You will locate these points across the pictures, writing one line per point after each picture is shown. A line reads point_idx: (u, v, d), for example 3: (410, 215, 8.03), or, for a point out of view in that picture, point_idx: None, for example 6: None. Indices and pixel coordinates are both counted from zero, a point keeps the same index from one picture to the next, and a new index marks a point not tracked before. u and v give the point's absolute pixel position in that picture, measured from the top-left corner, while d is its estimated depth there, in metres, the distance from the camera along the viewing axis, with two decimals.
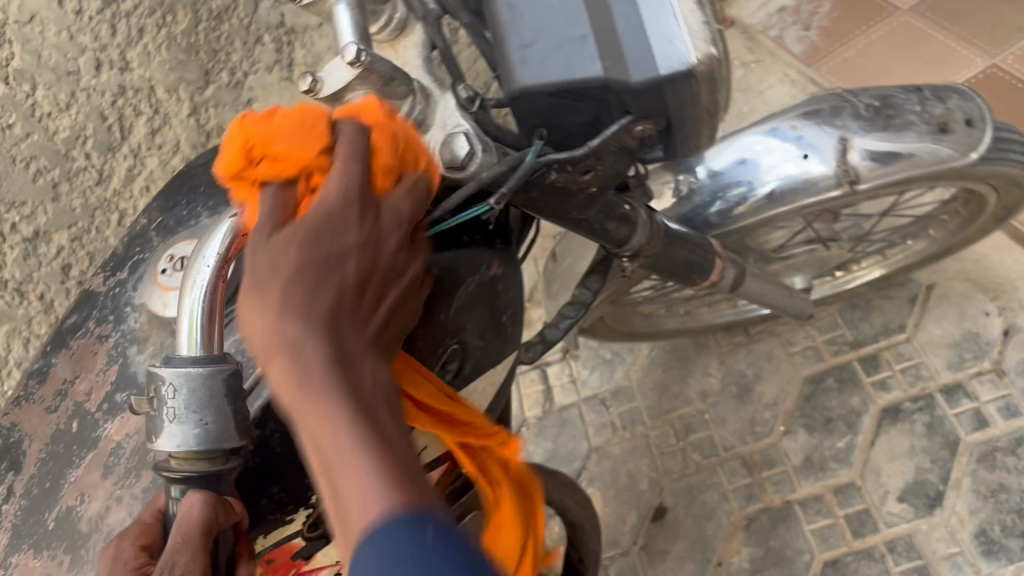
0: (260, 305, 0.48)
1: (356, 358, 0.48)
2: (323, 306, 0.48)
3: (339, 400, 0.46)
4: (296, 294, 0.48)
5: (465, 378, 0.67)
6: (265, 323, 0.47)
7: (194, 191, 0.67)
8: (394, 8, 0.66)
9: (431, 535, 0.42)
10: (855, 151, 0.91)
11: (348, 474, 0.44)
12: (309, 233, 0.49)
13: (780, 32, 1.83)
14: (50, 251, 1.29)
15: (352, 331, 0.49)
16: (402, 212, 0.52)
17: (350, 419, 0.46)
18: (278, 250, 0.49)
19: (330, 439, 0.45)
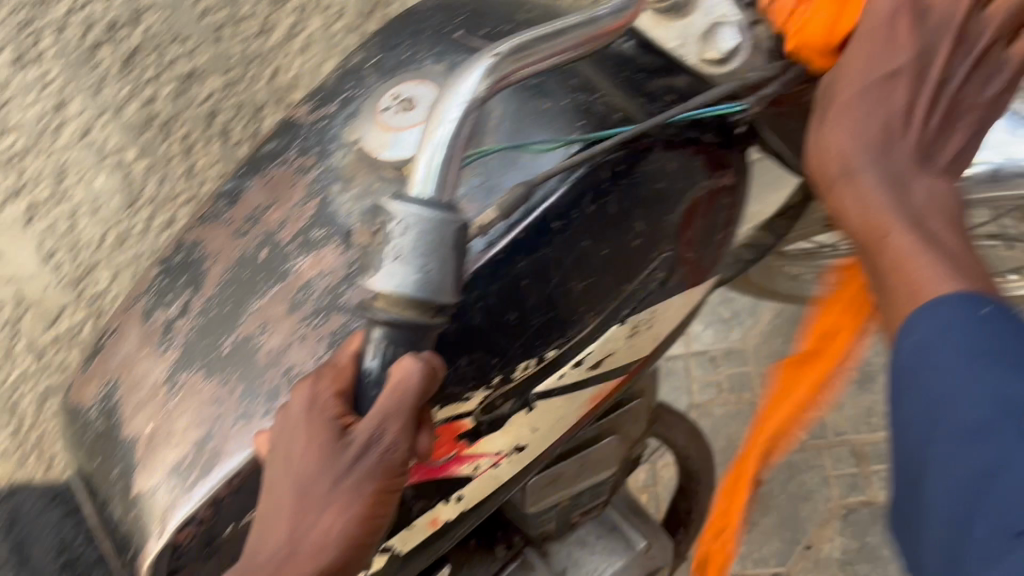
0: (832, 135, 0.53)
1: (912, 175, 0.52)
2: (885, 116, 0.52)
3: (896, 208, 0.51)
4: (859, 113, 0.53)
5: (670, 292, 0.60)
6: (835, 151, 0.53)
7: (418, 35, 0.63)
8: None
9: (989, 312, 0.47)
10: None
11: (919, 270, 0.50)
12: (861, 62, 0.53)
13: None
14: (201, 93, 1.27)
15: (901, 146, 0.52)
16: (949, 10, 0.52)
17: (904, 221, 0.51)
18: (845, 95, 0.54)
19: (894, 246, 0.51)
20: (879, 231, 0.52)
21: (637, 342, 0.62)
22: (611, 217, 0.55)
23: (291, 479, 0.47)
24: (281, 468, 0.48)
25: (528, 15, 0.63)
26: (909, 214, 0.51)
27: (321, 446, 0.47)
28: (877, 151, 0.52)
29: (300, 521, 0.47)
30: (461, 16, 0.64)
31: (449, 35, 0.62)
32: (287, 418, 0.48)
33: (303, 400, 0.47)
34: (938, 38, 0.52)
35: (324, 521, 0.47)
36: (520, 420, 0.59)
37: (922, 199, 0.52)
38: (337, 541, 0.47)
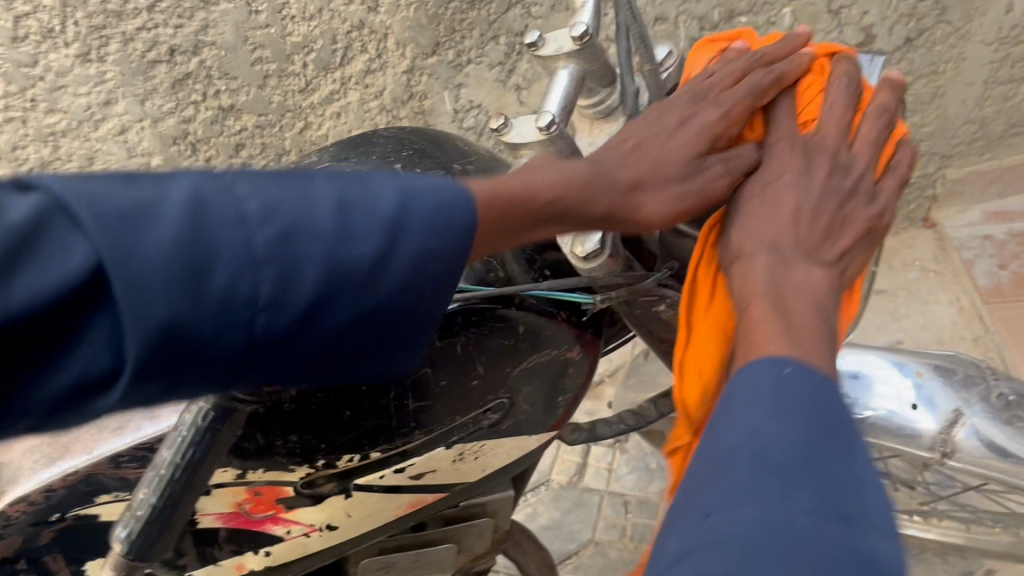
0: (751, 219, 0.60)
1: (790, 263, 0.57)
2: (780, 224, 0.59)
3: (766, 286, 0.56)
4: (760, 210, 0.60)
5: (500, 433, 0.69)
6: (752, 230, 0.59)
7: (368, 156, 0.74)
8: (612, 95, 0.68)
9: (791, 371, 0.49)
10: (964, 428, 0.88)
11: (767, 331, 0.52)
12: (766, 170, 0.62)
13: (974, 257, 1.76)
14: (234, 127, 1.42)
15: (788, 247, 0.58)
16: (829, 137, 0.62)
17: (764, 299, 0.55)
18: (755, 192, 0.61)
19: (768, 305, 0.54)
20: (749, 304, 0.56)
21: (462, 467, 0.70)
22: (456, 354, 0.64)
23: (654, 162, 0.59)
24: (649, 153, 0.60)
25: (462, 166, 0.74)
26: (777, 299, 0.55)
27: (687, 158, 0.60)
28: (771, 245, 0.58)
29: (632, 185, 0.58)
30: (407, 151, 0.75)
31: (390, 165, 0.73)
32: (664, 119, 0.62)
33: (699, 121, 0.61)
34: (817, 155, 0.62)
35: (647, 201, 0.58)
36: (335, 502, 0.67)
37: (790, 287, 0.56)
38: (632, 220, 0.58)
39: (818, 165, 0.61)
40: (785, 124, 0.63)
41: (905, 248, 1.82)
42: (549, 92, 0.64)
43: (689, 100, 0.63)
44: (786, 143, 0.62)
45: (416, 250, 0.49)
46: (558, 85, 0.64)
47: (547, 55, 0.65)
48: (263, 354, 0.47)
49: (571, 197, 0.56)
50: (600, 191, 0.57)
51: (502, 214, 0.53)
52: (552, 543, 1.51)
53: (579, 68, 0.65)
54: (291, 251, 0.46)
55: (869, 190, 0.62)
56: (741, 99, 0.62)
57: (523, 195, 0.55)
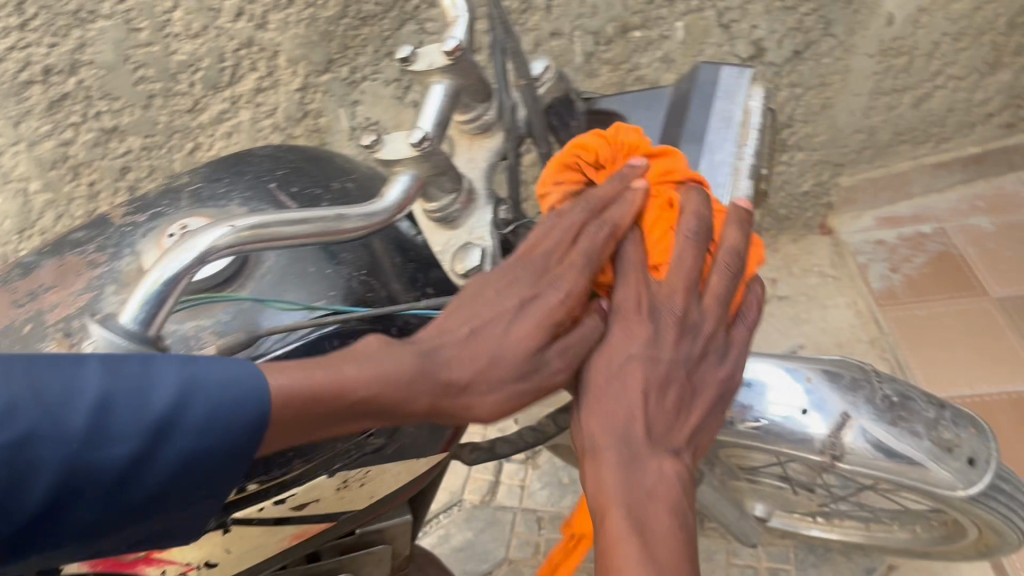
0: (602, 405, 0.58)
1: (642, 459, 0.56)
2: (632, 409, 0.57)
3: (619, 492, 0.55)
4: (604, 390, 0.58)
5: (386, 457, 0.67)
6: (600, 423, 0.58)
7: (240, 176, 0.72)
8: (488, 110, 0.67)
9: None
10: (851, 431, 0.89)
11: (622, 560, 0.52)
12: (619, 337, 0.59)
13: (869, 261, 1.81)
14: (118, 149, 1.36)
15: (639, 443, 0.57)
16: (679, 303, 0.60)
17: (618, 510, 0.54)
18: (605, 363, 0.59)
19: (618, 517, 0.54)
20: (604, 513, 0.55)
21: (348, 493, 0.67)
22: None
23: (484, 361, 0.55)
24: (470, 348, 0.55)
25: (341, 185, 0.72)
26: (627, 500, 0.55)
27: (529, 350, 0.56)
28: (621, 438, 0.57)
29: (461, 383, 0.55)
30: (282, 169, 0.73)
31: (264, 184, 0.71)
32: (503, 302, 0.57)
33: (536, 311, 0.57)
34: (667, 323, 0.60)
35: (480, 398, 0.55)
36: (214, 537, 0.64)
37: (642, 489, 0.55)
38: (467, 406, 0.55)
39: (666, 332, 0.59)
40: (634, 280, 0.61)
41: (803, 254, 1.87)
42: (423, 108, 0.62)
43: (530, 277, 0.58)
44: (634, 307, 0.60)
45: (201, 420, 0.49)
46: (432, 100, 0.62)
47: (419, 70, 0.63)
48: (27, 533, 0.47)
49: (385, 396, 0.53)
50: (424, 386, 0.54)
51: (307, 406, 0.51)
52: (466, 564, 1.49)
53: (454, 83, 0.64)
54: (26, 453, 0.45)
55: (719, 348, 0.62)
56: (579, 274, 0.58)
57: (328, 394, 0.52)
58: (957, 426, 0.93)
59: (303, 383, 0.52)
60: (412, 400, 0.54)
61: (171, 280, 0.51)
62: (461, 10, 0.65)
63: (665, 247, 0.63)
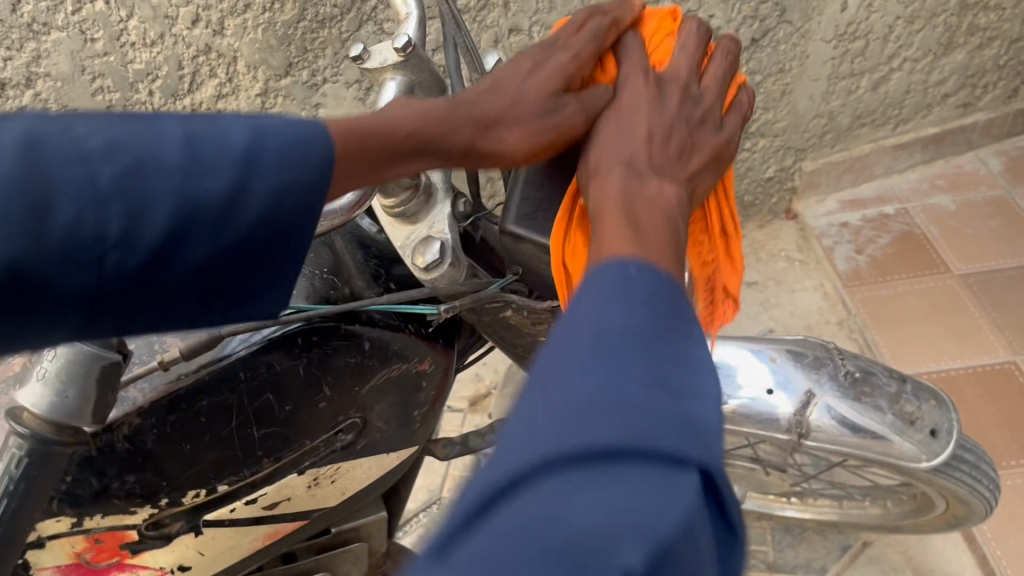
0: (608, 135, 0.56)
1: (644, 174, 0.52)
2: (635, 144, 0.55)
3: (623, 188, 0.51)
4: (612, 128, 0.56)
5: (354, 453, 0.67)
6: (605, 149, 0.55)
7: None
8: None
9: (636, 277, 0.40)
10: (816, 409, 0.92)
11: (612, 232, 0.46)
12: (626, 93, 0.58)
13: (835, 244, 1.83)
14: None
15: (642, 163, 0.53)
16: (681, 71, 0.60)
17: (614, 204, 0.49)
18: (615, 111, 0.57)
19: (617, 209, 0.49)
20: (603, 216, 0.49)
21: (319, 491, 0.68)
22: (299, 377, 0.62)
23: (505, 103, 0.57)
24: (497, 96, 0.57)
25: None
26: (629, 200, 0.50)
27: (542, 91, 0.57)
28: (624, 161, 0.53)
29: (482, 120, 0.56)
30: None
31: None
32: (518, 66, 0.59)
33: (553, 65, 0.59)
34: (670, 84, 0.59)
35: (506, 132, 0.56)
36: (185, 540, 0.64)
37: (642, 195, 0.51)
38: (489, 143, 0.56)
39: (669, 95, 0.58)
40: (635, 60, 0.60)
41: (771, 240, 1.89)
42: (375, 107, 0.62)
43: (539, 49, 0.60)
44: (639, 75, 0.59)
45: (279, 163, 0.49)
46: (386, 97, 0.63)
47: (371, 67, 0.64)
48: (114, 289, 0.47)
49: (429, 128, 0.55)
50: (455, 123, 0.55)
51: (356, 130, 0.53)
52: None
53: (407, 80, 0.64)
54: (136, 187, 0.46)
55: (717, 122, 0.60)
56: (587, 43, 0.60)
57: (378, 127, 0.54)
58: (918, 400, 0.95)
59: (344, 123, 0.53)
60: (449, 139, 0.55)
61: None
62: (410, 7, 0.66)
63: (665, 46, 0.63)
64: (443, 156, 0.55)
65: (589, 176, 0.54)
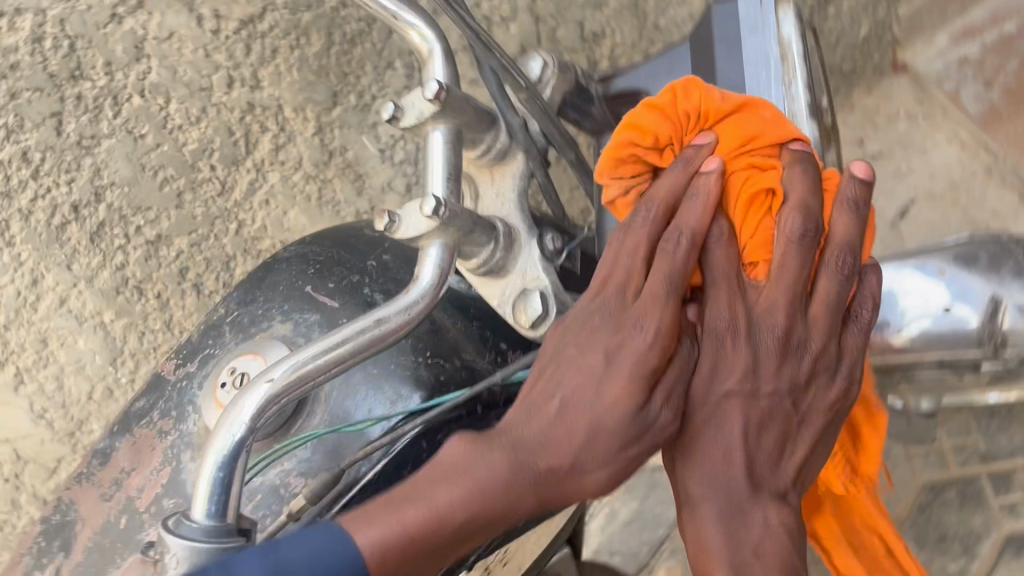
0: (703, 442, 0.55)
1: (750, 511, 0.53)
2: (732, 446, 0.54)
3: (723, 552, 0.52)
4: (703, 435, 0.55)
5: (521, 531, 0.62)
6: (703, 476, 0.54)
7: (273, 288, 0.67)
8: (498, 136, 0.59)
9: None
10: (1008, 314, 0.80)
11: None
12: (710, 365, 0.55)
13: (958, 87, 1.52)
14: (170, 254, 1.31)
15: (740, 493, 0.54)
16: (779, 302, 0.56)
17: (726, 564, 0.52)
18: (704, 397, 0.55)
19: (723, 571, 0.52)
20: (710, 570, 0.53)
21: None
22: None
23: (598, 437, 0.50)
24: (587, 426, 0.50)
25: (378, 260, 0.67)
26: (734, 556, 0.52)
27: (633, 408, 0.51)
28: (725, 503, 0.53)
29: (570, 464, 0.50)
30: (314, 265, 0.67)
31: (300, 290, 0.66)
32: (588, 362, 0.53)
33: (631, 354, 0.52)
34: (765, 345, 0.56)
35: (604, 465, 0.50)
36: None
37: (749, 544, 0.52)
38: (589, 485, 0.50)
39: (770, 354, 0.56)
40: (723, 270, 0.56)
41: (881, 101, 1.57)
42: (429, 171, 0.56)
43: (610, 328, 0.54)
44: (727, 332, 0.56)
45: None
46: (437, 155, 0.56)
47: (410, 124, 0.57)
48: None
49: (496, 507, 0.47)
50: (558, 479, 0.49)
51: (431, 533, 0.46)
52: None
53: (452, 126, 0.57)
54: None
55: (829, 363, 0.57)
56: (660, 310, 0.53)
57: (432, 527, 0.46)
58: None
59: (466, 505, 0.47)
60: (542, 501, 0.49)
61: (226, 460, 0.48)
62: (433, 42, 0.59)
63: (761, 243, 0.57)
64: (523, 518, 0.49)
65: (686, 510, 0.55)
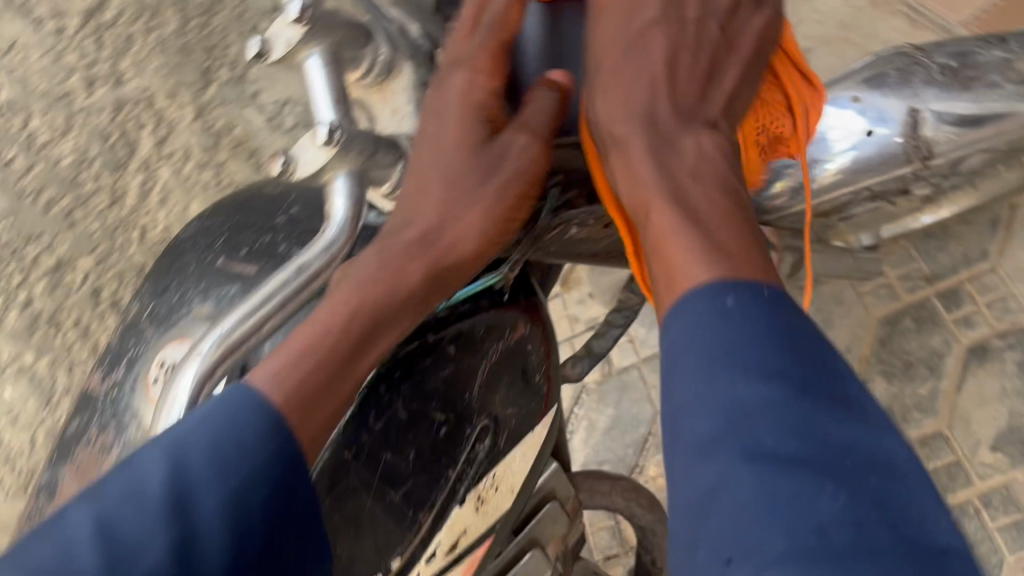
0: (612, 106, 0.57)
1: (671, 143, 0.56)
2: (642, 104, 0.57)
3: (658, 190, 0.53)
4: (620, 93, 0.57)
5: (503, 451, 0.60)
6: (618, 123, 0.56)
7: (184, 270, 0.62)
8: (379, 49, 0.55)
9: (730, 304, 0.49)
10: (927, 122, 0.79)
11: (680, 253, 0.51)
12: (597, 53, 0.59)
13: None
14: (76, 279, 1.23)
15: (662, 147, 0.56)
16: (647, 10, 0.62)
17: (662, 201, 0.53)
18: (602, 84, 0.58)
19: (666, 218, 0.52)
20: (646, 208, 0.53)
21: (489, 503, 0.61)
22: (404, 422, 0.54)
23: (461, 205, 0.54)
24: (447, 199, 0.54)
25: (287, 215, 0.62)
26: (671, 191, 0.53)
27: (470, 148, 0.56)
28: (649, 140, 0.56)
29: (440, 218, 0.54)
30: (221, 236, 0.62)
31: (211, 265, 0.61)
32: (429, 129, 0.57)
33: (455, 102, 0.56)
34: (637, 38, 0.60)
35: (470, 219, 0.54)
36: None
37: (679, 169, 0.55)
38: (465, 239, 0.53)
39: (650, 44, 0.60)
40: (603, 5, 0.59)
41: None
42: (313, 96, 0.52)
43: (436, 89, 0.58)
44: (607, 22, 0.59)
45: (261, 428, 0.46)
46: (318, 81, 0.52)
47: (280, 55, 0.51)
48: None
49: (389, 294, 0.50)
50: (435, 242, 0.53)
51: (334, 341, 0.48)
52: (622, 441, 1.44)
53: (326, 45, 0.52)
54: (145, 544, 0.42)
55: (715, 42, 0.61)
56: (484, 46, 0.56)
57: (334, 340, 0.49)
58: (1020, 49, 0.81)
59: (343, 303, 0.49)
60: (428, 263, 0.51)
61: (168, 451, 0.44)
62: None
63: None
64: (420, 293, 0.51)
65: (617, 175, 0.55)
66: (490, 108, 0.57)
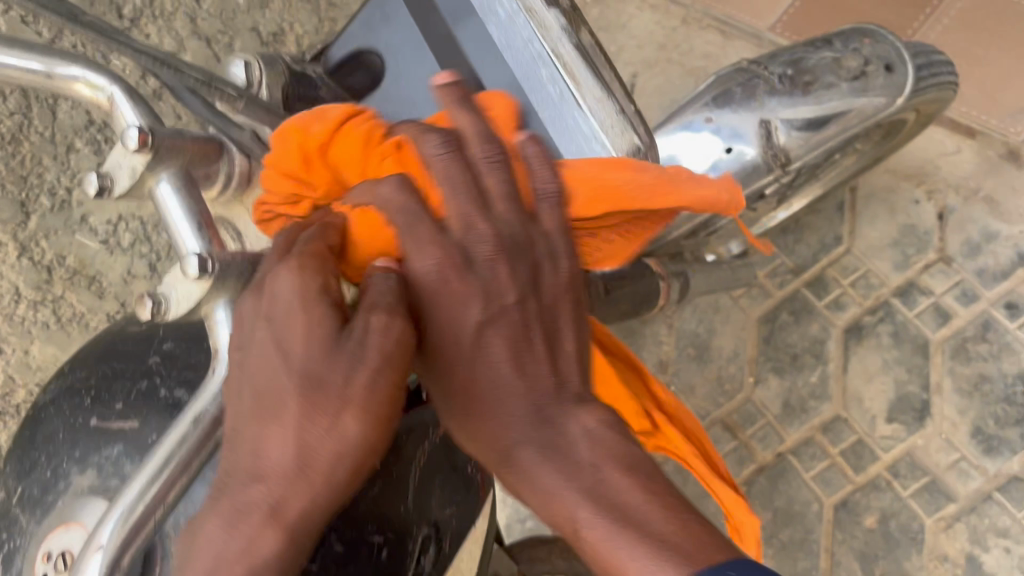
0: (478, 386, 0.47)
1: (562, 424, 0.47)
2: (507, 369, 0.47)
3: (567, 487, 0.45)
4: (463, 359, 0.47)
5: (450, 556, 0.56)
6: (494, 425, 0.47)
7: (51, 438, 0.55)
8: (232, 160, 0.51)
9: None
10: (780, 130, 0.81)
11: (616, 559, 0.42)
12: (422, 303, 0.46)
13: None
14: None
15: (557, 415, 0.47)
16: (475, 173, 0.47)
17: (578, 501, 0.44)
18: (444, 340, 0.47)
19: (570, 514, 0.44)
20: (566, 524, 0.45)
21: None
22: (341, 555, 0.49)
23: (313, 442, 0.41)
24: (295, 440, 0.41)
25: (163, 352, 0.56)
26: (579, 485, 0.45)
27: (318, 357, 0.43)
28: (536, 435, 0.46)
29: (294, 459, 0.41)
30: (89, 391, 0.56)
31: (84, 427, 0.54)
32: (262, 350, 0.44)
33: (292, 303, 0.44)
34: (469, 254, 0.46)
35: (329, 454, 0.41)
36: None
37: (580, 450, 0.46)
38: (326, 489, 0.42)
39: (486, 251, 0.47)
40: (395, 206, 0.46)
41: None
42: (170, 222, 0.47)
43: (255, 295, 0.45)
44: (422, 241, 0.46)
45: None
46: (172, 204, 0.47)
47: (127, 187, 0.47)
48: None
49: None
50: (290, 506, 0.41)
51: None
52: None
53: (176, 168, 0.48)
54: None
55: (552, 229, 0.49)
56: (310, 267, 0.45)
57: None
58: (844, 48, 0.83)
59: None
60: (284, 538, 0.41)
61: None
62: (108, 86, 0.48)
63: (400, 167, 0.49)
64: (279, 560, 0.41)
65: (519, 482, 0.46)
66: (336, 296, 0.45)
